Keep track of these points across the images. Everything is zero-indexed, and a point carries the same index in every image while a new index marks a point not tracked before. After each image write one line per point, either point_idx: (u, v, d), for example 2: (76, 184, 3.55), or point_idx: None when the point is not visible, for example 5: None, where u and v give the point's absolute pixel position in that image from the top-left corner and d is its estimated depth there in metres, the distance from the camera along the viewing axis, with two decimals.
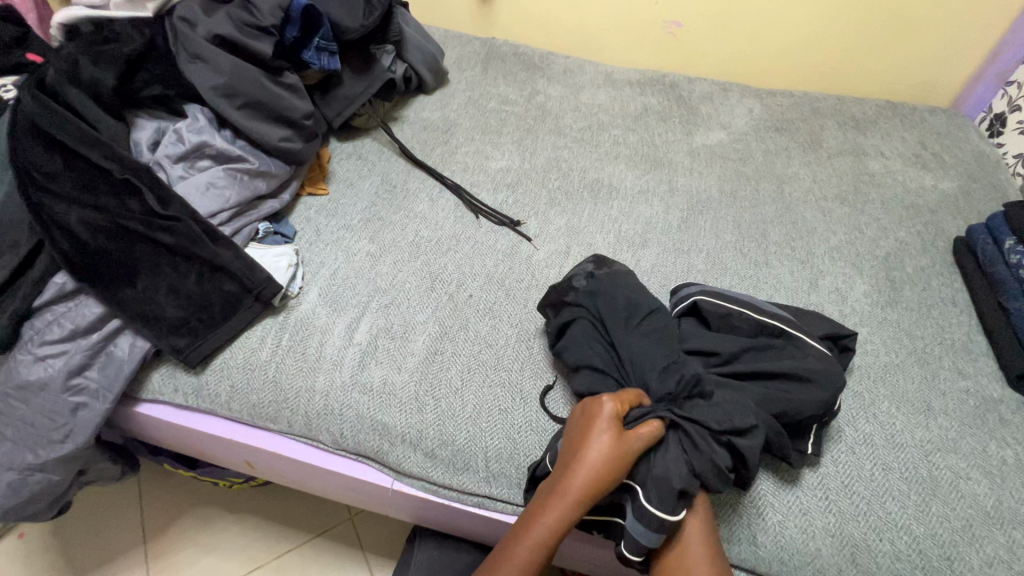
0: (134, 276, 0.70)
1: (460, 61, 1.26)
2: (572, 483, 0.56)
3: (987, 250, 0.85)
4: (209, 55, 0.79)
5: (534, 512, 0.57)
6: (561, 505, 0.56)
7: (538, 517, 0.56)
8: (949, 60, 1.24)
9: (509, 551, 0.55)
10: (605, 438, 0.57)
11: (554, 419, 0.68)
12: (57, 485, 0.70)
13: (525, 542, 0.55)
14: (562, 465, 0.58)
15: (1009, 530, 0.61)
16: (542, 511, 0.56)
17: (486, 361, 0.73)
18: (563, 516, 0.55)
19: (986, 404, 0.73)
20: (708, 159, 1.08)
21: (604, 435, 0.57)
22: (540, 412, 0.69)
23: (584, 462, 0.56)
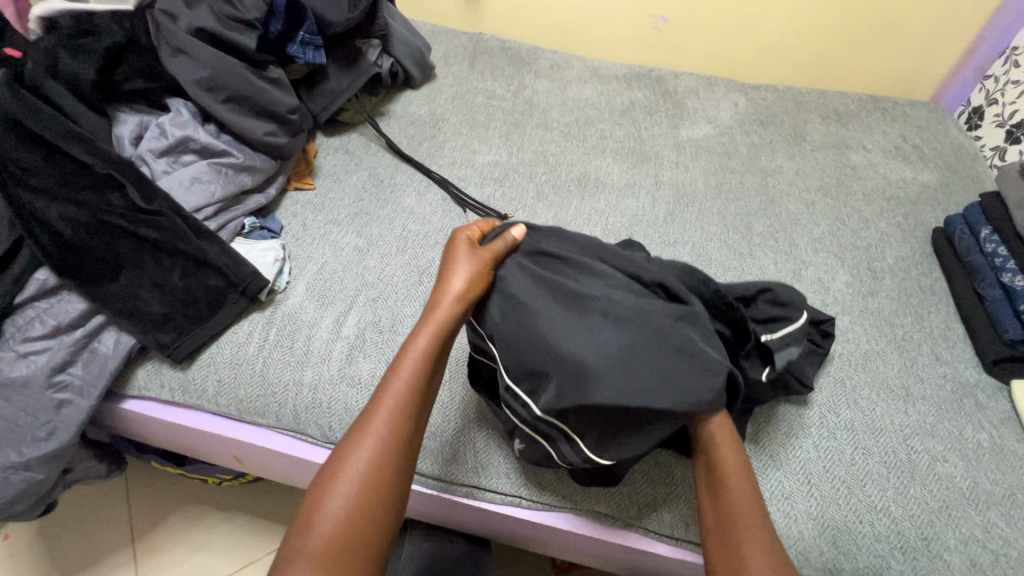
0: (117, 272, 0.70)
1: (447, 56, 1.26)
2: (430, 314, 0.56)
3: (964, 239, 0.87)
4: (191, 48, 0.79)
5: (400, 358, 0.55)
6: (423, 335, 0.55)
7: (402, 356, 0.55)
8: (928, 54, 1.26)
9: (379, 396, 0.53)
10: (458, 263, 0.58)
11: None
12: (41, 484, 0.69)
13: (393, 381, 0.53)
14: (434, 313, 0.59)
15: (983, 510, 0.63)
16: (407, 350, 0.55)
17: None
18: (428, 349, 0.55)
19: (962, 389, 0.74)
20: (694, 153, 1.09)
21: (455, 257, 0.59)
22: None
23: (441, 296, 0.57)
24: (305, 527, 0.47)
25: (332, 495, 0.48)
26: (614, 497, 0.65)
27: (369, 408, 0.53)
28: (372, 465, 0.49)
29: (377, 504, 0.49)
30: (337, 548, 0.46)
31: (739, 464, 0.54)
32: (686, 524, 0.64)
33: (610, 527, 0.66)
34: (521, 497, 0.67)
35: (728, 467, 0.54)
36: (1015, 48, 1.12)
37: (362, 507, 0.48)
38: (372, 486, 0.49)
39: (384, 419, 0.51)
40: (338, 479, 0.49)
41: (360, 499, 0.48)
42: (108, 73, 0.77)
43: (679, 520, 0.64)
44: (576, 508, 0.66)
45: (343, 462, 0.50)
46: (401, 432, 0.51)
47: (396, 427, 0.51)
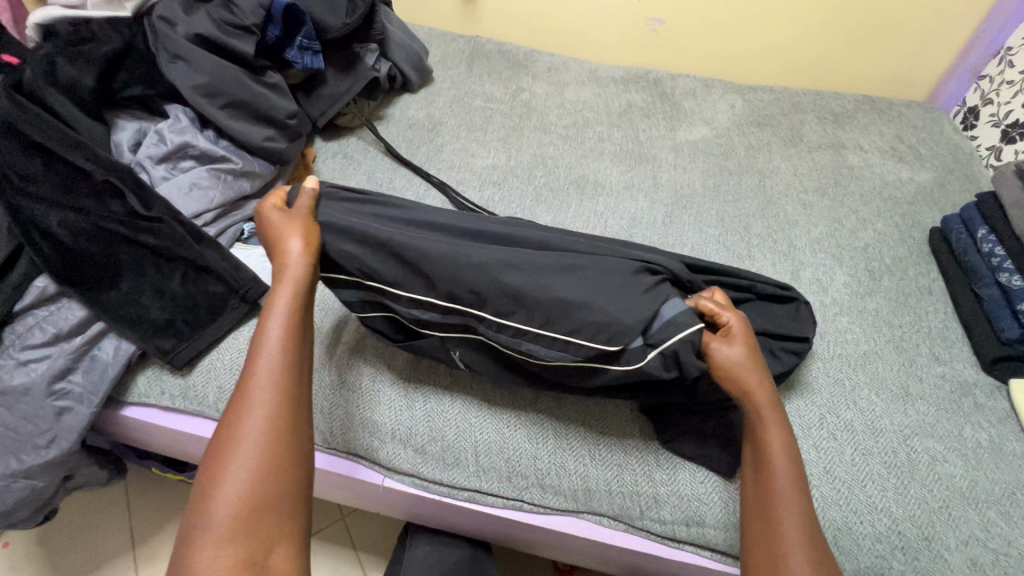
0: (116, 279, 0.70)
1: (445, 59, 1.26)
2: (280, 273, 0.56)
3: (961, 239, 0.88)
4: (189, 55, 0.79)
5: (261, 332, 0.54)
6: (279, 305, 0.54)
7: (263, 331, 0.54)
8: (923, 55, 1.26)
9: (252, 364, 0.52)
10: (289, 222, 0.58)
11: (542, 413, 0.69)
12: (42, 491, 0.69)
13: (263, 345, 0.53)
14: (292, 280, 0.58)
15: (982, 510, 0.63)
16: (270, 313, 0.54)
17: None
18: (291, 304, 0.55)
19: (961, 389, 0.75)
20: (691, 154, 1.09)
21: (279, 224, 0.58)
22: (529, 404, 0.69)
23: (282, 258, 0.56)
24: (203, 509, 0.46)
25: (225, 469, 0.47)
26: (616, 499, 0.65)
27: (242, 382, 0.52)
28: (259, 428, 0.49)
29: (276, 463, 0.49)
30: (246, 514, 0.46)
31: (778, 420, 0.56)
32: (688, 526, 0.64)
33: (611, 529, 0.66)
34: (522, 499, 0.67)
35: (766, 422, 0.55)
36: (1009, 48, 1.12)
37: (259, 469, 0.48)
38: (264, 448, 0.49)
39: (263, 382, 0.51)
40: (229, 452, 0.48)
41: (256, 463, 0.48)
42: (106, 80, 0.77)
43: (680, 522, 0.64)
44: (577, 510, 0.66)
45: (230, 435, 0.49)
46: (283, 390, 0.51)
47: (275, 386, 0.51)
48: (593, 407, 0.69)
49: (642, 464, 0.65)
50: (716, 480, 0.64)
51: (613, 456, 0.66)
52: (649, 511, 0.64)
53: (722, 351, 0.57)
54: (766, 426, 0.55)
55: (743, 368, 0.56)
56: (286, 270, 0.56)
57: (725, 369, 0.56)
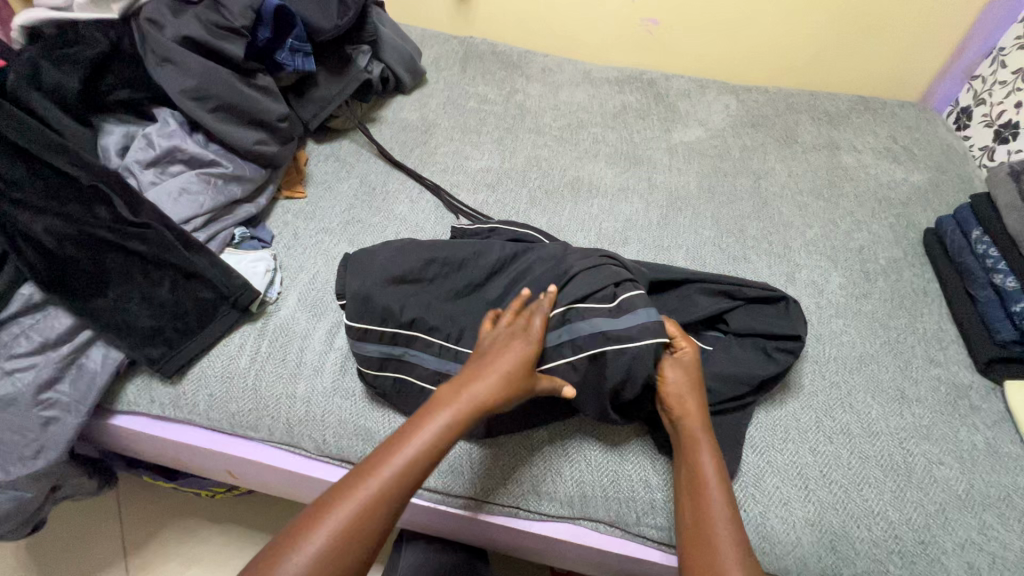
0: (104, 286, 0.69)
1: (438, 60, 1.25)
2: (477, 383, 0.57)
3: (956, 240, 0.88)
4: (178, 57, 0.77)
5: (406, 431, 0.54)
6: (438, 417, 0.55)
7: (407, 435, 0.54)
8: (916, 55, 1.27)
9: (382, 459, 0.53)
10: (517, 341, 0.59)
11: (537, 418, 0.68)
12: (29, 503, 0.68)
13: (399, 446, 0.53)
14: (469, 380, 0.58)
15: (979, 513, 0.63)
16: (417, 423, 0.55)
17: None
18: (447, 422, 0.55)
19: (957, 391, 0.75)
20: (686, 156, 1.09)
21: (503, 337, 0.60)
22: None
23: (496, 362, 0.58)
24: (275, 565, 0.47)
25: (308, 543, 0.48)
26: (612, 505, 0.64)
27: (365, 468, 0.52)
28: (358, 521, 0.50)
29: (358, 556, 0.49)
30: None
31: (706, 436, 0.60)
32: None
33: (608, 535, 0.66)
34: (518, 506, 0.66)
35: (695, 438, 0.59)
36: (1002, 48, 1.12)
37: (339, 558, 0.48)
38: (354, 541, 0.49)
39: (386, 481, 0.52)
40: (321, 531, 0.49)
41: (342, 553, 0.48)
42: (92, 83, 0.75)
43: (677, 527, 0.63)
44: (573, 517, 0.65)
45: (328, 514, 0.50)
46: (398, 496, 0.52)
47: (394, 491, 0.52)
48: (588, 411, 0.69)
49: (638, 469, 0.65)
50: None
51: (609, 462, 0.65)
52: (645, 517, 0.64)
53: (668, 375, 0.62)
54: (698, 443, 0.59)
55: (688, 390, 0.61)
56: (472, 384, 0.57)
57: (670, 392, 0.61)
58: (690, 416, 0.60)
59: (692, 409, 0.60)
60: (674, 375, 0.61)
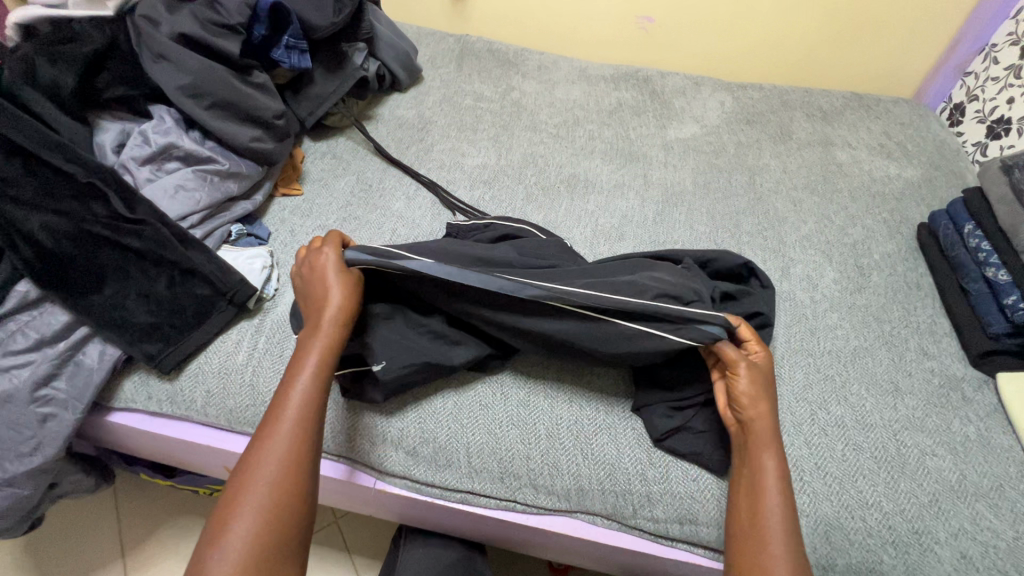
0: (101, 283, 0.69)
1: (434, 58, 1.26)
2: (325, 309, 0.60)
3: (948, 235, 0.88)
4: (174, 55, 0.77)
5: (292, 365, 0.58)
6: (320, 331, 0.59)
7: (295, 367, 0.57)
8: (909, 52, 1.28)
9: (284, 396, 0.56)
10: (330, 259, 0.63)
11: (534, 411, 0.68)
12: (27, 499, 0.68)
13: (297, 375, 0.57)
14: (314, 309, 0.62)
15: (972, 503, 0.64)
16: (301, 353, 0.58)
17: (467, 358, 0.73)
18: (325, 337, 0.59)
19: (949, 383, 0.75)
20: (682, 152, 1.09)
21: (314, 276, 0.63)
22: (521, 403, 0.69)
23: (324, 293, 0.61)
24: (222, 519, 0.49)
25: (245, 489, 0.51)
26: (609, 498, 0.65)
27: (274, 409, 0.55)
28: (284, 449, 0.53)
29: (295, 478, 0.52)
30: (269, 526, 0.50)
31: (773, 441, 0.58)
32: (681, 524, 0.64)
33: (605, 528, 0.66)
34: (516, 500, 0.67)
35: (759, 441, 0.57)
36: (994, 45, 1.13)
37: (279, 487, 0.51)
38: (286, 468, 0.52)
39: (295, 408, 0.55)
40: (255, 473, 0.51)
41: (281, 482, 0.51)
42: (88, 81, 0.75)
43: (674, 520, 0.64)
44: (571, 509, 0.66)
45: (255, 457, 0.52)
46: (312, 416, 0.55)
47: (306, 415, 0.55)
48: (585, 405, 0.69)
49: (635, 462, 0.65)
50: (709, 476, 0.64)
51: (605, 455, 0.66)
52: (642, 509, 0.64)
53: (741, 374, 0.60)
54: (761, 445, 0.57)
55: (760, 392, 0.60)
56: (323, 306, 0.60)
57: (740, 389, 0.59)
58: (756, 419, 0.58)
59: (760, 409, 0.59)
60: (746, 372, 0.60)
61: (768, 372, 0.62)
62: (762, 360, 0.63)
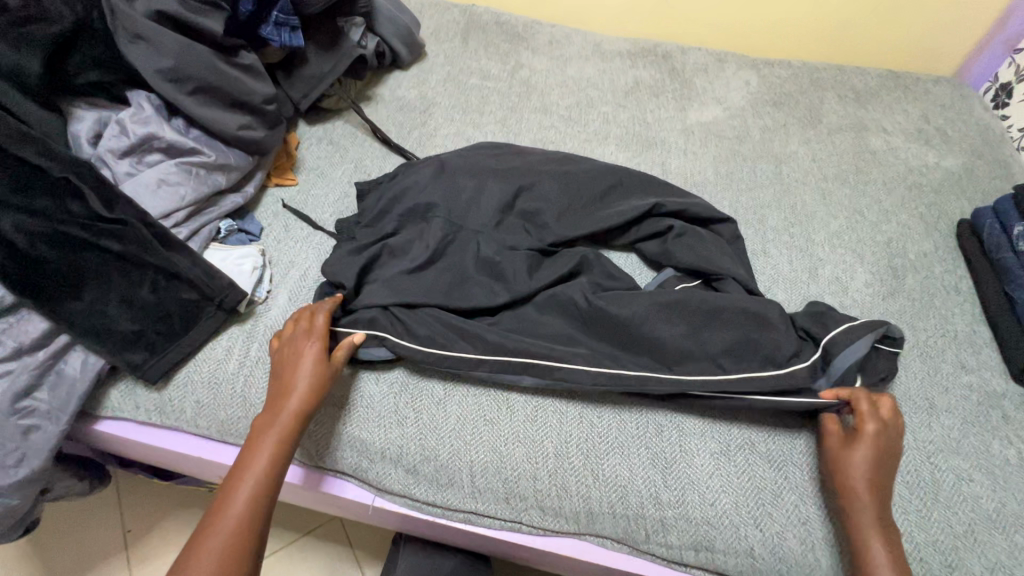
0: (79, 289, 0.64)
1: (438, 32, 1.17)
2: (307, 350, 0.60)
3: (994, 235, 0.82)
4: (152, 35, 0.70)
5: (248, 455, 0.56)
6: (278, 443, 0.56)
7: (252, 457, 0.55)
8: (952, 30, 1.18)
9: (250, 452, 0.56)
10: (309, 347, 0.61)
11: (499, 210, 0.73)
12: (16, 509, 0.65)
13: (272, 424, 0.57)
14: (280, 375, 0.60)
15: (1011, 535, 0.59)
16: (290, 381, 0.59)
17: (490, 391, 0.66)
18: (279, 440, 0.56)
19: (989, 400, 0.70)
20: (703, 138, 1.01)
21: (298, 342, 0.61)
22: (548, 394, 0.66)
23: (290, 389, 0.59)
24: None
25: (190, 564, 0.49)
26: (619, 522, 0.61)
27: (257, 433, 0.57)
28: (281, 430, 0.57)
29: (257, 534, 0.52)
30: None
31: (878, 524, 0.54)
32: (696, 550, 0.60)
33: (614, 551, 0.63)
34: (521, 521, 0.63)
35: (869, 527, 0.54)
36: None
37: (243, 535, 0.51)
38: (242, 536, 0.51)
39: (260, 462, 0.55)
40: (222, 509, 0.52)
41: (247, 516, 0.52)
42: (57, 64, 0.69)
43: (689, 545, 0.60)
44: (579, 533, 0.62)
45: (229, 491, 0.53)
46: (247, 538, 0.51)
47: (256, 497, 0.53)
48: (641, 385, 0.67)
49: (648, 485, 0.61)
50: (727, 501, 0.60)
51: (618, 477, 0.61)
52: (655, 535, 0.60)
53: (868, 443, 0.56)
54: (865, 527, 0.54)
55: (888, 454, 0.57)
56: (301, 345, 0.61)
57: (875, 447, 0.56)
58: (853, 491, 0.55)
59: (851, 469, 0.56)
60: (836, 449, 0.58)
61: (869, 437, 0.57)
62: (867, 432, 0.57)
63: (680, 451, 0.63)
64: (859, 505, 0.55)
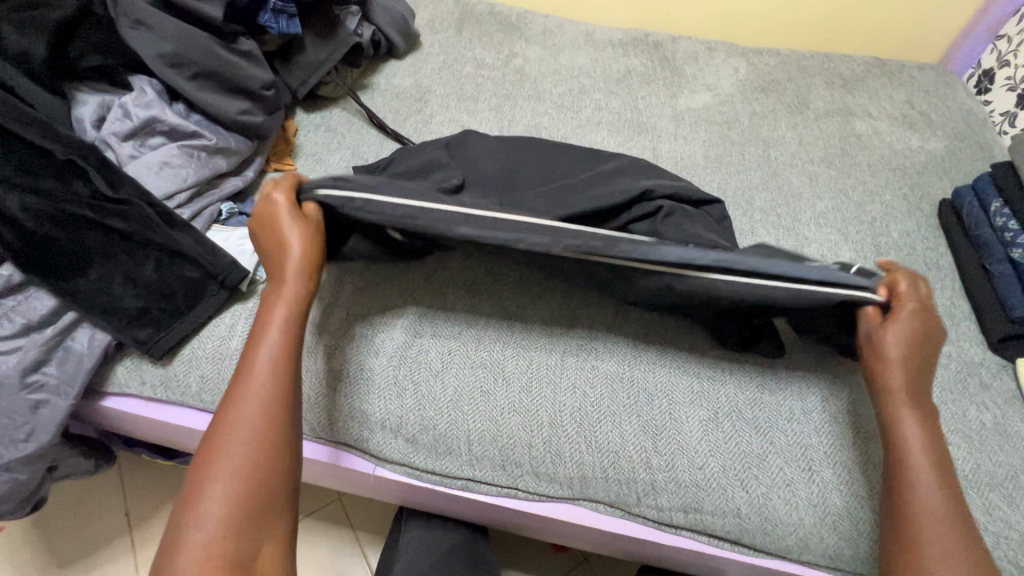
0: (86, 267, 0.66)
1: (432, 22, 1.19)
2: (285, 262, 0.57)
3: (973, 212, 0.84)
4: (153, 21, 0.72)
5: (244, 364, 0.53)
6: (273, 343, 0.54)
7: (247, 367, 0.53)
8: (935, 18, 1.21)
9: (245, 365, 0.53)
10: (290, 236, 0.57)
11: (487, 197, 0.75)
12: (25, 483, 0.67)
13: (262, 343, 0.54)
14: (274, 267, 0.57)
15: (985, 493, 0.62)
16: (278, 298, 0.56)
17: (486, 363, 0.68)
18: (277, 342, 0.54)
19: (967, 369, 0.73)
20: (693, 124, 1.04)
21: (284, 229, 0.58)
22: (544, 365, 0.68)
23: (283, 281, 0.56)
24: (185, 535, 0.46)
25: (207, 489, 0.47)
26: (612, 486, 0.63)
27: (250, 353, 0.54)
28: (283, 333, 0.55)
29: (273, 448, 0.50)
30: (247, 500, 0.48)
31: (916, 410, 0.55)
32: (685, 512, 0.62)
33: (607, 515, 0.65)
34: (517, 487, 0.65)
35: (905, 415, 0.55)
36: None
37: (263, 446, 0.50)
38: (257, 450, 0.50)
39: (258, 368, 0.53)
40: (230, 424, 0.50)
41: (258, 431, 0.50)
42: (60, 49, 0.70)
43: (679, 507, 0.62)
44: (573, 497, 0.65)
45: (230, 409, 0.51)
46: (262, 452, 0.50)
47: (262, 406, 0.51)
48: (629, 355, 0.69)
49: (640, 450, 0.63)
50: (716, 465, 0.63)
51: (610, 443, 0.64)
52: (646, 498, 0.63)
53: (904, 329, 0.56)
54: (902, 418, 0.55)
55: (923, 348, 0.56)
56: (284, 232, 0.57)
57: (910, 336, 0.56)
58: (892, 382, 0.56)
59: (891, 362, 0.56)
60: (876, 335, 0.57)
61: (907, 322, 0.56)
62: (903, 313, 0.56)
63: (670, 418, 0.65)
64: (904, 414, 0.55)
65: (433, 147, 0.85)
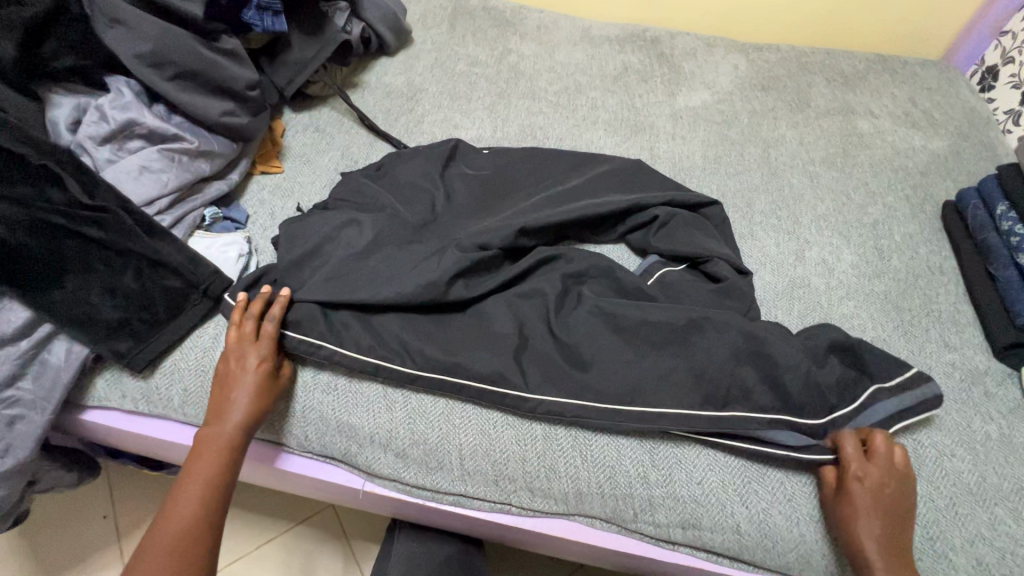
0: (61, 277, 0.64)
1: (424, 18, 1.16)
2: (235, 368, 0.59)
3: (978, 215, 0.82)
4: (131, 20, 0.70)
5: (191, 467, 0.56)
6: (216, 451, 0.56)
7: (191, 472, 0.55)
8: (938, 13, 1.18)
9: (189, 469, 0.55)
10: (247, 349, 0.60)
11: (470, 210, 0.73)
12: (3, 501, 0.65)
13: (216, 420, 0.58)
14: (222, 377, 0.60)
15: (991, 508, 0.60)
16: (222, 396, 0.59)
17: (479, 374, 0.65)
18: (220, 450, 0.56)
19: (971, 377, 0.71)
20: (691, 123, 1.01)
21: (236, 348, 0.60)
22: None
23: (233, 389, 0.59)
24: None
25: None
26: (608, 502, 0.61)
27: (203, 433, 0.58)
28: (232, 438, 0.57)
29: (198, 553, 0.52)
30: None
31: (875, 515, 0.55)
32: (684, 528, 0.61)
33: (603, 530, 0.63)
34: (510, 503, 0.63)
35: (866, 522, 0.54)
36: None
37: (186, 551, 0.51)
38: (182, 554, 0.51)
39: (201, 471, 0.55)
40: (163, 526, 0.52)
41: (185, 535, 0.52)
42: (33, 49, 0.67)
43: (677, 523, 0.61)
44: (568, 513, 0.63)
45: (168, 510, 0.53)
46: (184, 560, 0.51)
47: (193, 513, 0.53)
48: None
49: (637, 465, 0.62)
50: (715, 479, 0.61)
51: (606, 457, 0.62)
52: (643, 514, 0.61)
53: (860, 499, 0.56)
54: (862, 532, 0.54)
55: (885, 472, 0.57)
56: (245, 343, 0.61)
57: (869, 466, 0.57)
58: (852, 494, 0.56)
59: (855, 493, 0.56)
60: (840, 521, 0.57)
61: (861, 495, 0.56)
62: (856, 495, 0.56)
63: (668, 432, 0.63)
64: (862, 522, 0.55)
65: (420, 158, 0.84)
